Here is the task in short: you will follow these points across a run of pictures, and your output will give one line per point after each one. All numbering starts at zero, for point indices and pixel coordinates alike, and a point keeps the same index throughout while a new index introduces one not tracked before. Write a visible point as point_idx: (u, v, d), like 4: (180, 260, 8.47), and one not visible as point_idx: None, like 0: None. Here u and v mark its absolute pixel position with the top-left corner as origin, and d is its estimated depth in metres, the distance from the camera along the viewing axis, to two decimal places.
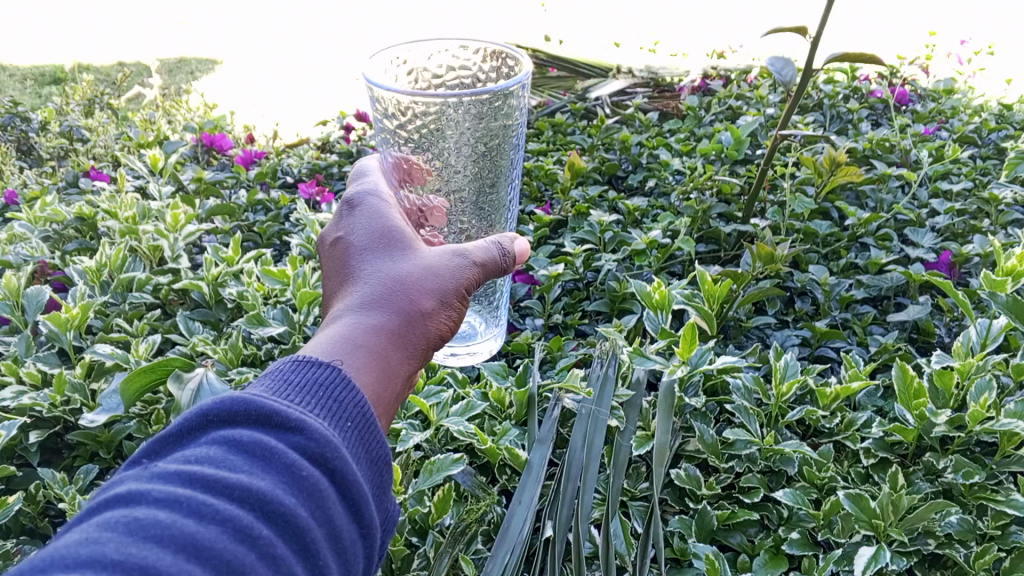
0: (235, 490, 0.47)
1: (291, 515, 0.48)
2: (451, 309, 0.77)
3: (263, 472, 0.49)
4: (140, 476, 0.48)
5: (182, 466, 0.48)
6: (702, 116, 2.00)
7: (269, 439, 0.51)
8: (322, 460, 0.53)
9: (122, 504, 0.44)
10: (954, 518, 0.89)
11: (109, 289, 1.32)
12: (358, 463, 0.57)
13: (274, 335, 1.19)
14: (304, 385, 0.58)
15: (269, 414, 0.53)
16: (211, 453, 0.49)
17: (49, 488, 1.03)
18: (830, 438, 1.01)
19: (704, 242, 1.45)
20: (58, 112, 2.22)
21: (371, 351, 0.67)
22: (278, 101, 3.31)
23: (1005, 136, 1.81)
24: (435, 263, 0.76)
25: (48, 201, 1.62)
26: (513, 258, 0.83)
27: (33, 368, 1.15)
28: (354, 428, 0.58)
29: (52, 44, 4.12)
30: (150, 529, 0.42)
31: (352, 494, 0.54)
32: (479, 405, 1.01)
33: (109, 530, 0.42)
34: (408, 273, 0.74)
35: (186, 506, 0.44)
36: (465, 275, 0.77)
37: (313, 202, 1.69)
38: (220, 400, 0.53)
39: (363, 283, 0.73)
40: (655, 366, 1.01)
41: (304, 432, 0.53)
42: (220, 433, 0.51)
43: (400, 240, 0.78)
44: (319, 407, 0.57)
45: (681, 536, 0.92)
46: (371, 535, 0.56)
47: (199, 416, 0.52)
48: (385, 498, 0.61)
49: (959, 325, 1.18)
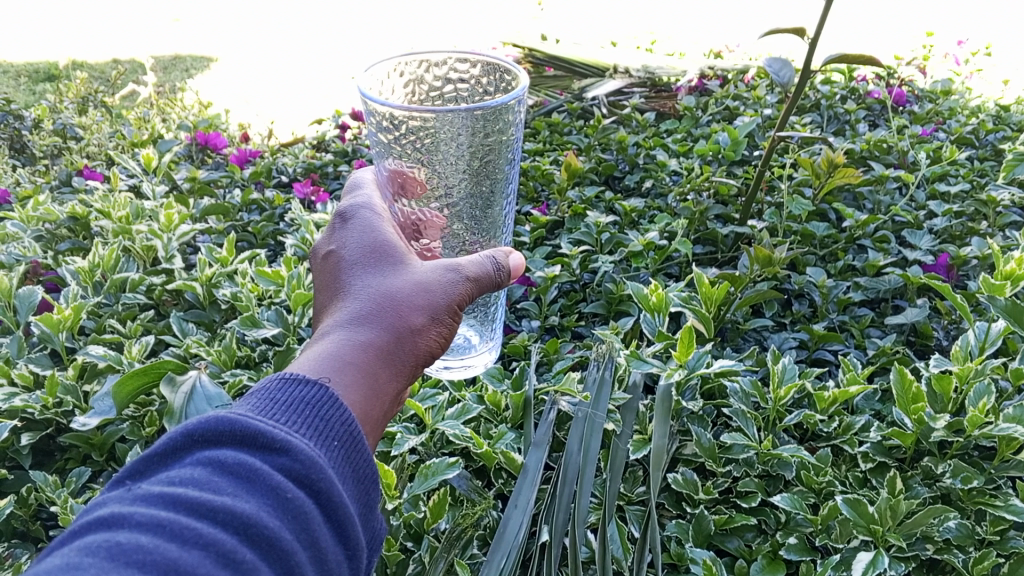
0: (218, 514, 0.46)
1: (274, 538, 0.47)
2: (443, 325, 0.75)
3: (247, 495, 0.48)
4: (123, 496, 0.47)
5: (166, 487, 0.47)
6: (699, 116, 1.99)
7: (254, 461, 0.51)
8: (308, 481, 0.52)
9: (104, 527, 0.43)
10: (953, 523, 0.88)
11: (103, 290, 1.32)
12: (344, 483, 0.56)
13: (268, 336, 1.18)
14: (291, 403, 0.57)
15: (254, 434, 0.52)
16: (194, 474, 0.48)
17: (40, 491, 1.02)
18: (828, 442, 1.00)
19: (701, 243, 1.45)
20: (51, 111, 2.21)
21: (359, 368, 0.66)
22: (273, 98, 3.31)
23: (1002, 138, 1.81)
24: (427, 278, 0.75)
25: (41, 200, 1.60)
26: (507, 273, 0.80)
27: (25, 370, 1.14)
28: (340, 447, 0.57)
29: (44, 42, 4.10)
30: (132, 553, 0.41)
31: (337, 515, 0.53)
32: (475, 408, 1.00)
33: (90, 554, 0.41)
34: (399, 289, 0.74)
35: (169, 530, 0.44)
36: (457, 291, 0.76)
37: (308, 202, 1.69)
38: (205, 419, 0.53)
39: (352, 299, 0.73)
40: (652, 370, 1.00)
41: (290, 452, 0.52)
42: (205, 454, 0.50)
43: (392, 253, 0.77)
44: (306, 426, 0.56)
45: (679, 540, 0.92)
46: (356, 555, 0.55)
47: (184, 436, 0.51)
48: (372, 516, 0.60)
49: (957, 329, 1.18)
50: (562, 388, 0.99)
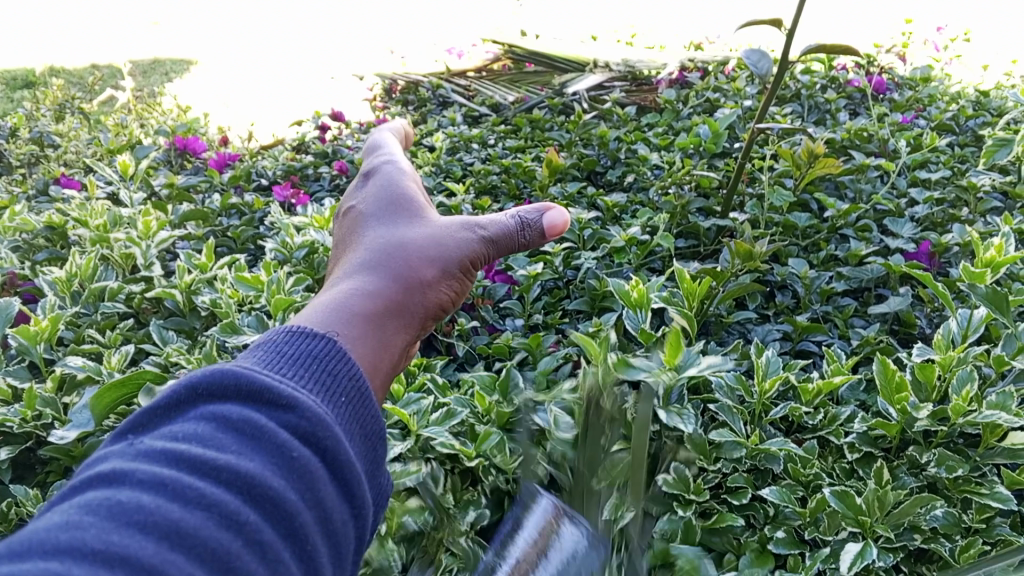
0: (222, 473, 0.44)
1: (279, 498, 0.45)
2: (453, 281, 0.80)
3: (251, 453, 0.46)
4: (125, 453, 0.45)
5: (170, 445, 0.45)
6: (680, 108, 1.98)
7: (260, 418, 0.49)
8: (313, 439, 0.50)
9: (106, 484, 0.42)
10: (940, 512, 0.89)
11: (81, 299, 1.30)
12: (350, 440, 0.55)
13: (249, 342, 1.17)
14: (298, 355, 0.57)
15: (260, 389, 0.51)
16: (198, 430, 0.46)
17: (21, 505, 1.01)
18: (813, 434, 1.00)
19: (683, 236, 1.44)
20: (28, 119, 2.19)
21: (370, 314, 0.70)
22: (254, 100, 3.28)
23: (982, 123, 1.81)
24: (443, 236, 0.81)
25: (17, 210, 1.58)
26: (538, 233, 0.82)
27: (3, 383, 1.12)
28: (348, 403, 0.57)
29: (20, 49, 4.07)
30: (134, 514, 0.39)
31: (342, 475, 0.51)
32: (460, 413, 1.00)
33: (91, 513, 0.39)
34: (408, 246, 0.78)
35: (172, 490, 0.42)
36: (469, 249, 0.81)
37: (289, 205, 1.68)
38: (207, 372, 0.51)
39: (368, 251, 0.78)
40: (643, 370, 0.97)
41: (295, 409, 0.51)
42: (209, 410, 0.48)
43: (410, 213, 0.84)
44: (313, 381, 0.55)
45: (669, 537, 0.90)
46: (362, 515, 0.53)
47: (187, 389, 0.49)
48: (378, 472, 0.59)
49: (940, 316, 1.17)
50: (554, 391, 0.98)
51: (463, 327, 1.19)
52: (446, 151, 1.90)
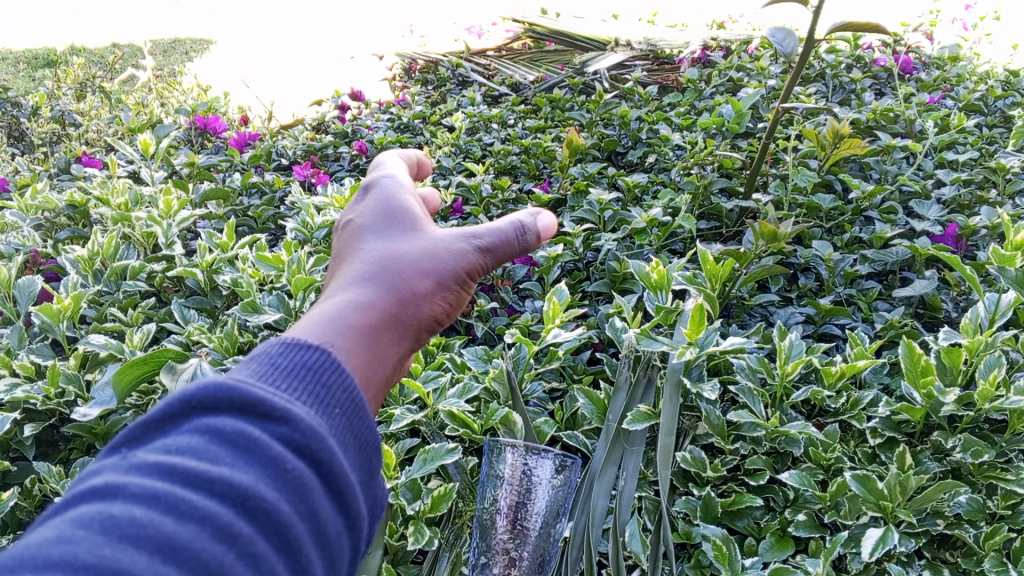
0: (215, 485, 0.42)
1: (273, 510, 0.43)
2: (450, 292, 0.73)
3: (246, 466, 0.44)
4: (119, 466, 0.43)
5: (162, 457, 0.43)
6: (703, 88, 1.96)
7: (254, 430, 0.46)
8: (309, 452, 0.47)
9: (99, 498, 0.40)
10: (964, 498, 0.86)
11: (103, 278, 1.31)
12: (345, 452, 0.51)
13: (270, 321, 1.16)
14: (292, 368, 0.52)
15: (255, 401, 0.47)
16: (191, 443, 0.44)
17: (45, 480, 1.02)
18: (836, 418, 0.99)
19: (706, 218, 1.43)
20: (50, 97, 2.20)
21: (361, 331, 0.61)
22: (272, 80, 3.29)
23: (1012, 104, 1.78)
24: (439, 247, 0.74)
25: (38, 188, 1.59)
26: (535, 237, 0.79)
27: (27, 361, 1.13)
28: (342, 414, 0.52)
29: (42, 29, 4.10)
30: (126, 528, 0.38)
31: (339, 486, 0.48)
32: (476, 387, 0.98)
33: (83, 528, 0.38)
34: (404, 255, 0.70)
35: (163, 502, 0.40)
36: (467, 261, 0.74)
37: (308, 184, 1.69)
38: (203, 385, 0.48)
39: (360, 261, 0.70)
40: (661, 347, 0.96)
41: (291, 421, 0.47)
42: (203, 422, 0.46)
43: (404, 219, 0.76)
44: (307, 393, 0.51)
45: (687, 518, 0.91)
46: (357, 526, 0.50)
47: (181, 403, 0.47)
48: (373, 484, 0.55)
49: (967, 300, 1.15)
50: (580, 388, 1.01)
51: (482, 308, 1.19)
52: (466, 131, 1.89)
